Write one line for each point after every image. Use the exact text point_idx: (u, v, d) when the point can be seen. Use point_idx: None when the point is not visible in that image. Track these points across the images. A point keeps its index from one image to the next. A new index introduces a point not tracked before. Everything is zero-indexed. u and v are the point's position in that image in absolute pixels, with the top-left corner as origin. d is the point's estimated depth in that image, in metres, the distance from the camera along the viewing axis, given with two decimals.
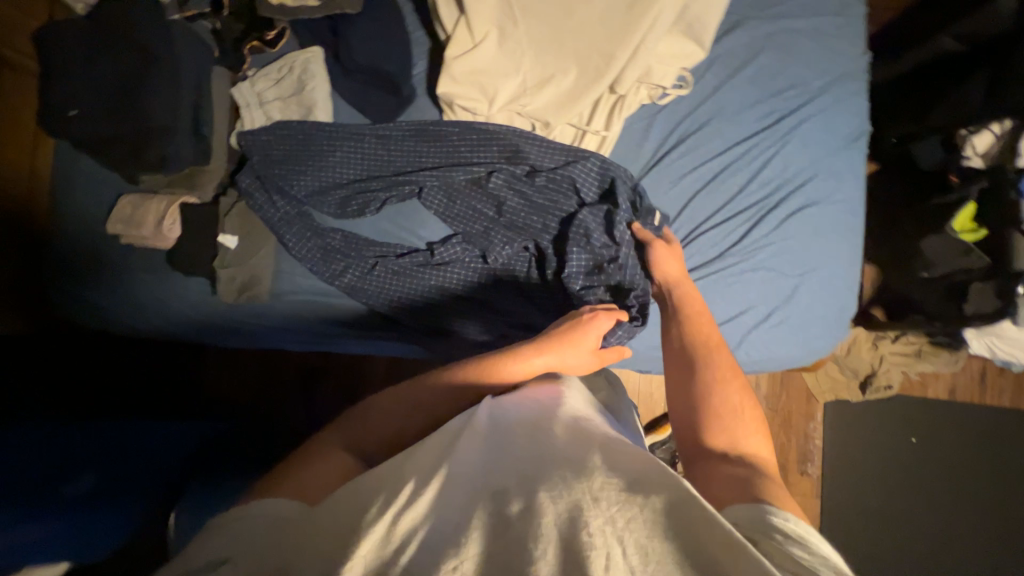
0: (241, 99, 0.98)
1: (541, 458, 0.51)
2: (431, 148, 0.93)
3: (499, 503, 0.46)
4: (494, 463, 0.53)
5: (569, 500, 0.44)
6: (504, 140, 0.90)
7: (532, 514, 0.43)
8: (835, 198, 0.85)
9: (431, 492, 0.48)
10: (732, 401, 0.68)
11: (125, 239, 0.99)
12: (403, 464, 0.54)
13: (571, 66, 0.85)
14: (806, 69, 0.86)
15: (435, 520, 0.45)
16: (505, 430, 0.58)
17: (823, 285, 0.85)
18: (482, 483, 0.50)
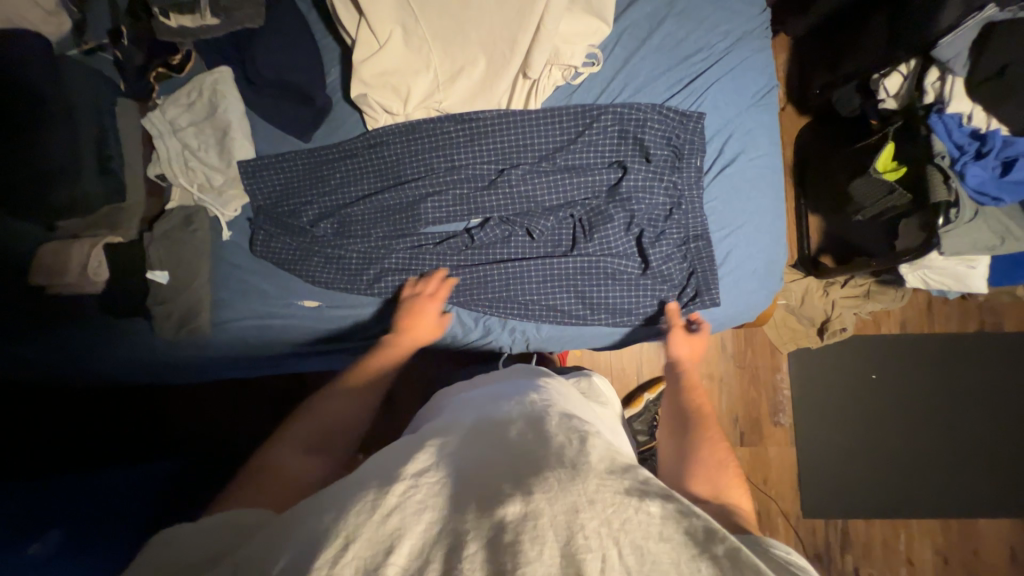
0: (152, 128, 0.94)
1: (530, 459, 0.51)
2: (432, 145, 0.89)
3: (492, 500, 0.45)
4: (483, 465, 0.52)
5: (563, 501, 0.43)
6: (503, 124, 0.87)
7: (529, 514, 0.42)
8: (753, 154, 0.86)
9: (424, 495, 0.45)
10: (717, 456, 0.66)
11: (51, 289, 0.95)
12: (385, 463, 0.51)
13: (479, 56, 0.85)
14: (712, 32, 0.87)
15: (421, 524, 0.42)
16: (494, 435, 0.57)
17: (746, 243, 0.86)
18: (473, 478, 0.49)
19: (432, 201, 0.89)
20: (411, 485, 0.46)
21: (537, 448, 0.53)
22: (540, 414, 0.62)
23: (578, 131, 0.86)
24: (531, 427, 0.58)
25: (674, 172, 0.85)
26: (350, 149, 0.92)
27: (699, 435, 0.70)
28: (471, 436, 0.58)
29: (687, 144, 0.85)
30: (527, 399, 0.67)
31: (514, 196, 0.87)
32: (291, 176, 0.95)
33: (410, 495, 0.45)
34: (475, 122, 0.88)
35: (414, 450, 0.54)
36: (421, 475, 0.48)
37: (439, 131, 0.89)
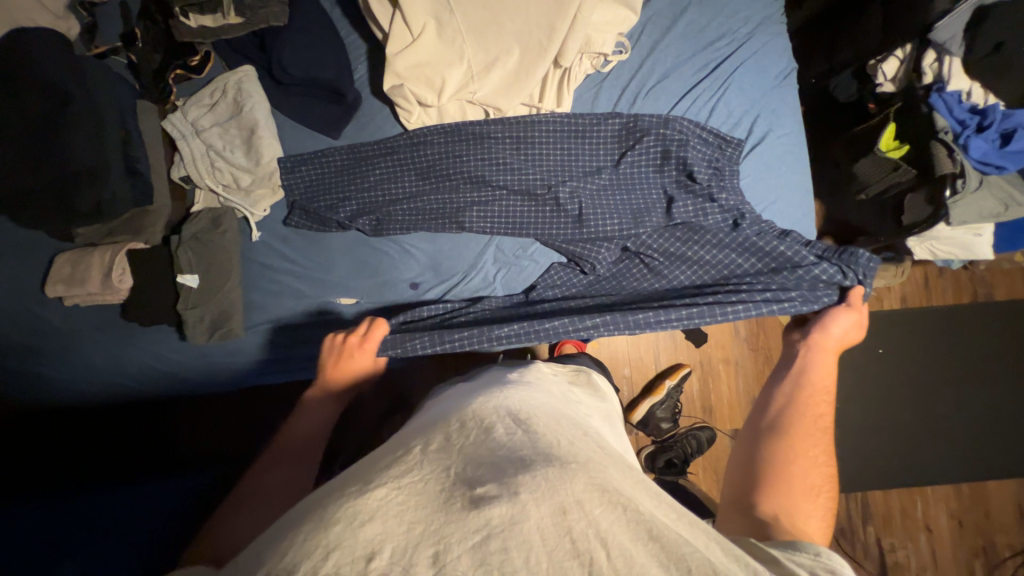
0: (173, 131, 0.92)
1: (516, 454, 0.48)
2: (474, 147, 0.89)
3: (473, 498, 0.41)
4: (449, 457, 0.48)
5: (552, 502, 0.41)
6: (547, 133, 0.89)
7: (514, 518, 0.39)
8: (780, 132, 0.89)
9: (404, 496, 0.42)
10: (808, 478, 0.63)
11: (70, 299, 0.91)
12: (365, 471, 0.49)
13: (513, 45, 0.85)
14: (732, 19, 0.90)
15: (401, 527, 0.39)
16: (468, 431, 0.54)
17: (778, 217, 0.90)
18: (451, 473, 0.46)
19: (474, 205, 0.89)
20: (390, 491, 0.43)
21: (523, 442, 0.51)
22: (526, 408, 0.61)
23: (625, 136, 0.88)
24: (518, 420, 0.57)
25: (721, 187, 0.86)
26: (391, 147, 0.92)
27: (790, 451, 0.67)
28: (446, 429, 0.55)
29: (726, 162, 0.87)
30: (506, 394, 0.64)
31: (560, 194, 0.87)
32: (327, 172, 0.94)
33: (392, 498, 0.42)
34: (520, 127, 0.89)
35: (394, 456, 0.51)
36: (398, 480, 0.44)
37: (483, 133, 0.90)
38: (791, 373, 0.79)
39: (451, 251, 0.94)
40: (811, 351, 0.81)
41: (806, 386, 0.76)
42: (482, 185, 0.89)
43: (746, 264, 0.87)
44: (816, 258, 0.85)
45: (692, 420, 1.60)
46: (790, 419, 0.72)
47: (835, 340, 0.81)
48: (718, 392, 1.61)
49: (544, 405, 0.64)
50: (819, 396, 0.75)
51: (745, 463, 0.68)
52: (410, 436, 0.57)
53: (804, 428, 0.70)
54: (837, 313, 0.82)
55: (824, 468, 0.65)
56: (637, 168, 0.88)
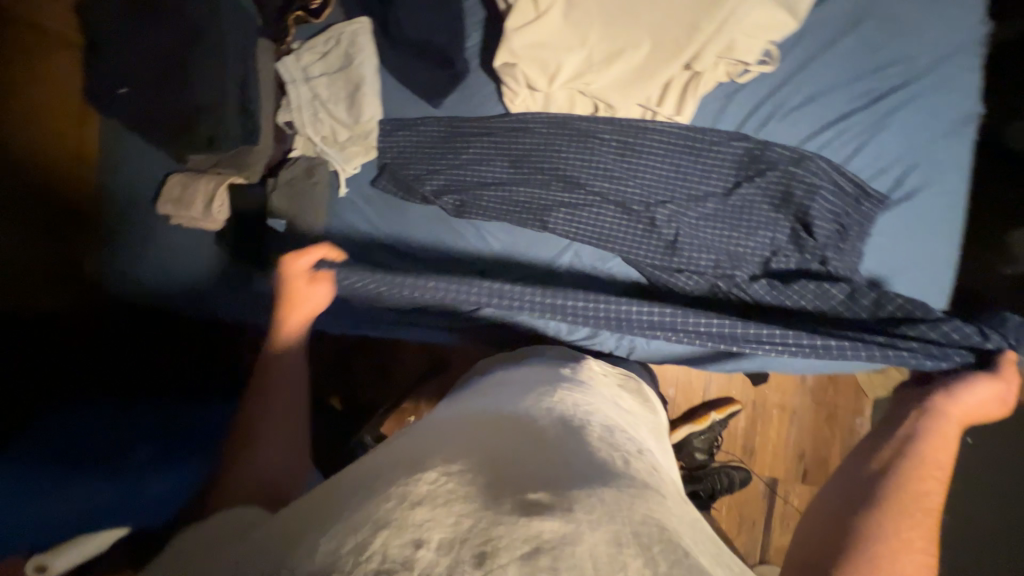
0: (285, 74, 0.93)
1: (571, 462, 0.48)
2: (577, 145, 0.84)
3: (522, 505, 0.40)
4: (499, 457, 0.48)
5: (608, 530, 0.37)
6: (658, 143, 0.82)
7: (567, 536, 0.36)
8: (936, 190, 0.75)
9: (455, 485, 0.42)
10: (896, 556, 0.57)
11: (176, 218, 0.99)
12: (418, 450, 0.51)
13: (644, 39, 0.77)
14: (917, 42, 0.75)
15: (450, 517, 0.38)
16: (520, 431, 0.54)
17: (904, 284, 0.78)
18: (498, 472, 0.45)
19: (562, 206, 0.86)
20: (443, 476, 0.44)
21: (577, 453, 0.50)
22: (580, 416, 0.60)
23: (745, 163, 0.79)
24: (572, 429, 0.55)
25: (842, 243, 0.76)
26: (489, 128, 0.89)
27: (881, 524, 0.60)
28: (496, 424, 0.56)
29: (859, 218, 0.75)
30: (560, 396, 0.64)
31: (657, 216, 0.82)
32: (423, 142, 0.93)
33: (443, 484, 0.42)
34: (631, 131, 0.83)
35: (447, 440, 0.52)
36: (450, 467, 0.45)
37: (589, 130, 0.84)
38: (897, 441, 0.71)
39: (528, 244, 0.90)
40: (929, 418, 0.71)
41: (914, 458, 0.68)
42: (575, 188, 0.85)
43: (857, 308, 0.76)
44: (947, 316, 0.75)
45: (728, 456, 1.52)
46: (887, 489, 0.65)
47: (962, 412, 0.71)
48: (765, 437, 1.51)
49: (599, 415, 0.62)
50: (928, 471, 0.66)
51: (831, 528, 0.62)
52: (462, 423, 0.58)
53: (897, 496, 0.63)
54: (974, 382, 0.71)
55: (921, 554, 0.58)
56: (750, 202, 0.78)
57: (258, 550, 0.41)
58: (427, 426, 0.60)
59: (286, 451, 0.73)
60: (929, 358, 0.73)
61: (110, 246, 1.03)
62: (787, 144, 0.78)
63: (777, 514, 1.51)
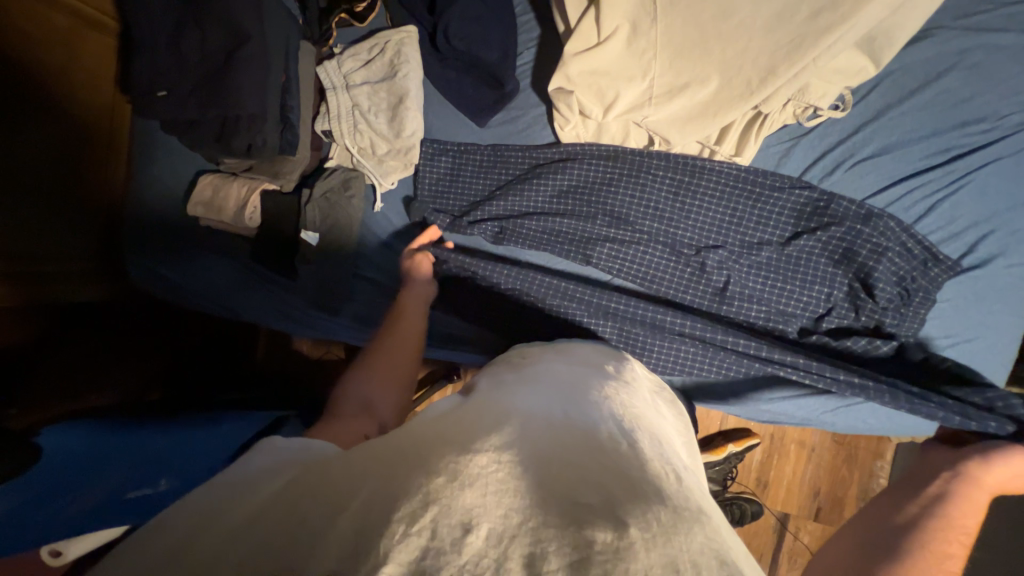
0: (326, 80, 0.91)
1: (623, 475, 0.41)
2: (628, 181, 0.80)
3: (570, 516, 0.36)
4: (551, 452, 0.44)
5: (664, 554, 0.33)
6: (715, 184, 0.78)
7: (620, 551, 0.33)
8: (1012, 260, 0.71)
9: (506, 476, 0.39)
10: None
11: (205, 221, 0.97)
12: (462, 427, 0.47)
13: (712, 75, 0.72)
14: (1010, 98, 0.69)
15: (500, 509, 0.36)
16: (574, 424, 0.48)
17: (976, 360, 0.73)
18: (549, 472, 0.41)
19: (607, 241, 0.82)
20: (493, 461, 0.41)
21: (629, 464, 0.43)
22: (630, 417, 0.53)
23: (807, 213, 0.75)
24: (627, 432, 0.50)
25: (899, 311, 0.72)
26: (537, 155, 0.86)
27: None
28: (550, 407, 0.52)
29: (924, 284, 0.71)
30: (607, 394, 0.56)
31: (708, 260, 0.78)
32: (465, 165, 0.90)
33: (491, 475, 0.39)
34: (687, 171, 0.79)
35: (495, 421, 0.47)
36: (500, 453, 0.42)
37: (643, 165, 0.80)
38: (923, 498, 0.63)
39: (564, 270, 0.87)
40: (960, 483, 0.64)
41: (938, 518, 0.60)
42: (622, 224, 0.82)
43: (908, 363, 0.73)
44: None
45: (741, 488, 1.50)
46: (911, 541, 0.57)
47: (995, 481, 0.64)
48: (780, 472, 1.48)
49: (648, 422, 0.55)
50: (949, 532, 0.59)
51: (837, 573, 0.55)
52: (507, 404, 0.52)
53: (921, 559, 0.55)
54: (1009, 452, 0.63)
55: None
56: (807, 256, 0.75)
57: (308, 485, 0.42)
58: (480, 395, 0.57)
59: (386, 423, 0.63)
60: (986, 418, 0.67)
61: (141, 243, 1.01)
62: (852, 198, 0.74)
63: (785, 549, 1.49)
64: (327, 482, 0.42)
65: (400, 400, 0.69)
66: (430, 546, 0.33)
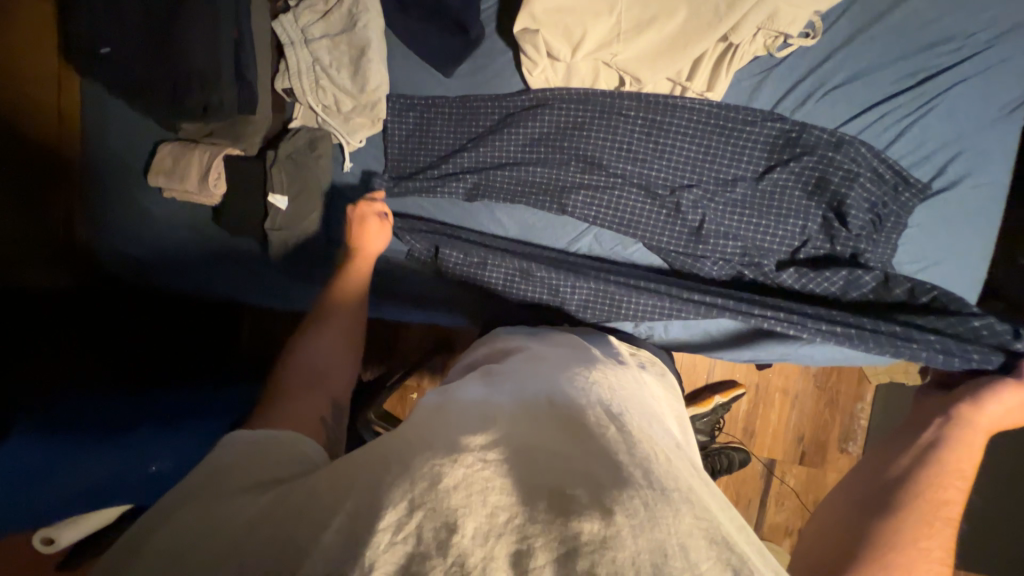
0: (283, 35, 0.86)
1: (609, 459, 0.42)
2: (600, 124, 0.79)
3: (560, 507, 0.36)
4: (534, 445, 0.44)
5: (652, 538, 0.33)
6: (687, 122, 0.77)
7: (607, 539, 0.33)
8: (980, 180, 0.71)
9: (492, 474, 0.39)
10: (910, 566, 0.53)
11: (167, 192, 0.93)
12: (448, 427, 0.47)
13: (678, 7, 0.71)
14: (977, 16, 0.69)
15: (486, 508, 0.36)
16: (558, 414, 0.49)
17: (947, 282, 0.74)
18: (540, 467, 0.40)
19: (583, 190, 0.81)
20: (479, 460, 0.40)
21: (610, 449, 0.43)
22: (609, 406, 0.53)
23: (780, 146, 0.74)
24: (612, 415, 0.50)
25: (871, 241, 0.73)
26: (507, 103, 0.84)
27: (895, 536, 0.56)
28: (531, 401, 0.52)
29: (895, 209, 0.72)
30: (587, 381, 0.57)
31: (683, 200, 0.78)
32: (436, 123, 0.88)
33: (478, 474, 0.38)
34: (659, 111, 0.77)
35: (479, 420, 0.47)
36: (487, 451, 0.41)
37: (614, 107, 0.79)
38: (918, 449, 0.66)
39: (544, 233, 0.86)
40: (956, 427, 0.67)
41: (934, 466, 0.63)
42: (597, 172, 0.80)
43: (888, 296, 0.74)
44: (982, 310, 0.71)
45: (729, 438, 1.54)
46: (908, 496, 0.60)
47: (989, 421, 0.67)
48: (766, 420, 1.52)
49: (636, 404, 0.57)
50: (943, 479, 0.62)
51: (836, 532, 0.59)
52: (485, 402, 0.52)
53: (917, 512, 0.58)
54: (999, 387, 0.67)
55: (938, 564, 0.54)
56: (780, 191, 0.75)
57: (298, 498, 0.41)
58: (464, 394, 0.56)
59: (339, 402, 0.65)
60: (959, 356, 0.69)
61: (107, 221, 0.98)
62: (824, 126, 0.73)
63: (773, 495, 1.54)
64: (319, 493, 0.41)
65: (350, 374, 0.71)
66: (415, 552, 0.33)
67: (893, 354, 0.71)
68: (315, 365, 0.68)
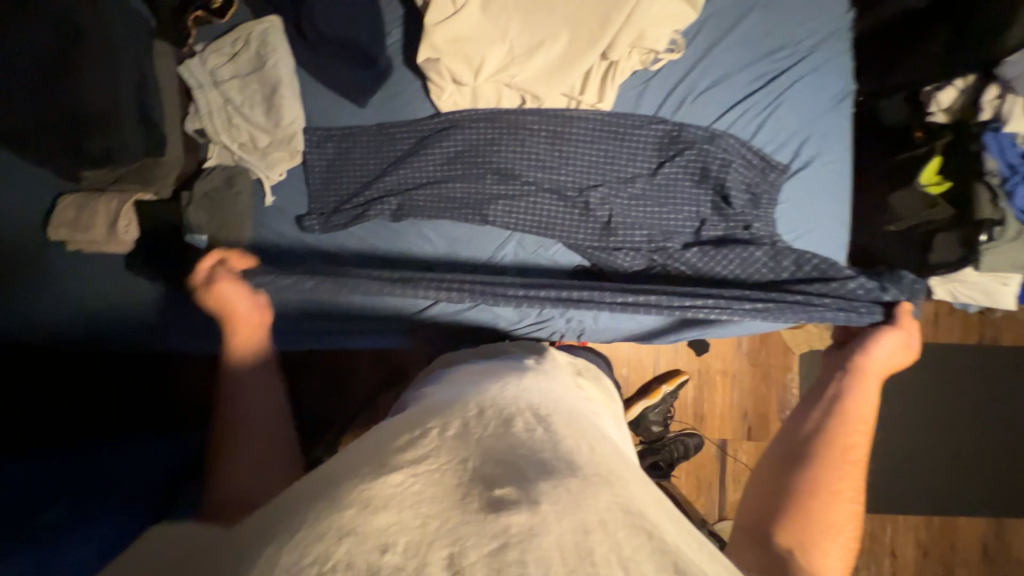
0: (190, 79, 0.87)
1: (535, 457, 0.42)
2: (509, 138, 0.86)
3: (489, 500, 0.36)
4: (460, 442, 0.44)
5: (575, 517, 0.35)
6: (585, 130, 0.85)
7: (533, 527, 0.34)
8: (827, 158, 0.85)
9: (421, 487, 0.37)
10: (828, 516, 0.62)
11: (73, 244, 0.90)
12: (376, 448, 0.44)
13: (561, 31, 0.80)
14: (799, 28, 0.84)
15: (416, 519, 0.34)
16: (491, 414, 0.50)
17: (819, 246, 0.86)
18: (469, 466, 0.40)
19: (501, 199, 0.87)
20: (407, 477, 0.38)
21: (537, 442, 0.45)
22: (540, 404, 0.55)
23: (666, 144, 0.85)
24: (539, 417, 0.51)
25: (754, 219, 0.83)
26: (421, 126, 0.89)
27: (814, 488, 0.64)
28: (456, 406, 0.52)
29: (767, 188, 0.83)
30: (520, 385, 0.59)
31: (592, 199, 0.85)
32: (356, 151, 0.91)
33: (405, 489, 0.37)
34: (559, 122, 0.85)
35: (408, 433, 0.46)
36: (417, 464, 0.40)
37: (519, 122, 0.86)
38: (826, 400, 0.75)
39: (471, 245, 0.91)
40: (852, 375, 0.77)
41: (840, 412, 0.72)
42: (513, 182, 0.87)
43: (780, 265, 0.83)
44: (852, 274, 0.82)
45: (682, 425, 1.61)
46: (820, 445, 0.69)
47: (877, 365, 0.77)
48: (712, 402, 1.61)
49: (567, 405, 0.58)
50: (849, 425, 0.70)
51: (766, 487, 0.67)
52: (420, 413, 0.52)
53: (831, 460, 0.67)
54: (879, 334, 0.78)
55: (848, 507, 0.63)
56: (672, 182, 0.84)
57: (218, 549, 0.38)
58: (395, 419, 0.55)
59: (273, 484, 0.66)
60: (843, 311, 0.79)
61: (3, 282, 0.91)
62: (699, 124, 0.85)
63: (730, 473, 1.61)
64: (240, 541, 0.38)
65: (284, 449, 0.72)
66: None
67: (788, 319, 0.79)
68: (241, 451, 0.70)
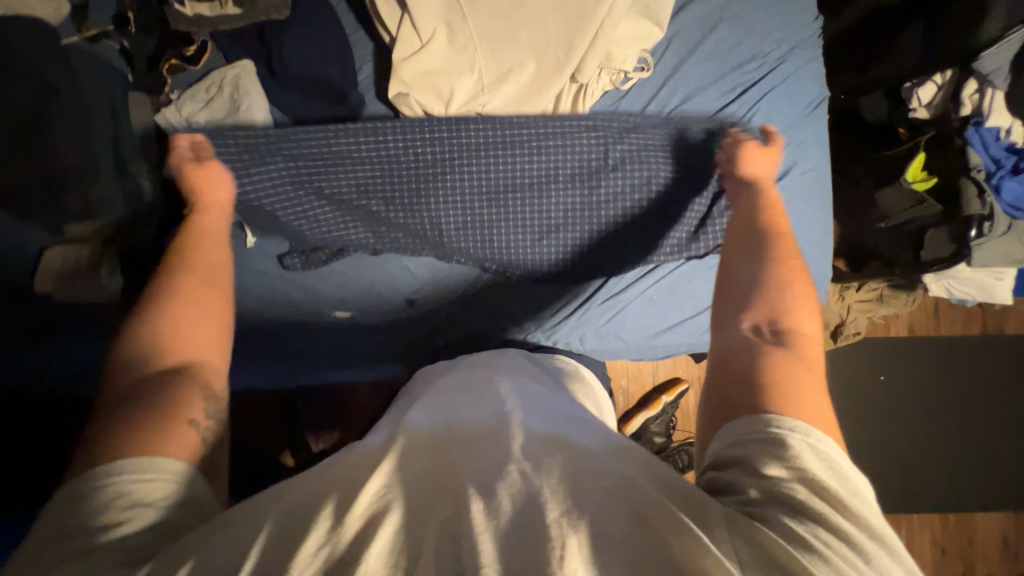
0: (167, 126, 0.87)
1: (496, 456, 0.47)
2: (455, 152, 0.82)
3: (458, 493, 0.42)
4: (433, 458, 0.48)
5: (527, 494, 0.42)
6: (533, 134, 0.81)
7: (491, 510, 0.40)
8: (805, 167, 0.84)
9: (395, 495, 0.43)
10: (789, 289, 0.61)
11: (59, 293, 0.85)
12: (360, 462, 0.49)
13: (528, 59, 0.80)
14: (767, 39, 0.84)
15: (395, 524, 0.40)
16: (457, 427, 0.53)
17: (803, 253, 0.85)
18: (439, 472, 0.46)
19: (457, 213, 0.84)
20: (384, 488, 0.44)
21: (503, 435, 0.50)
22: (514, 395, 0.60)
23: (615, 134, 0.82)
24: (505, 412, 0.55)
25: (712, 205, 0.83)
26: (381, 144, 0.82)
27: (768, 272, 0.63)
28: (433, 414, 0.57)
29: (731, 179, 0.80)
30: (498, 381, 0.64)
31: (551, 207, 0.84)
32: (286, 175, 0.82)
33: (381, 501, 0.42)
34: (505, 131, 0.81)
35: (386, 447, 0.50)
36: (393, 475, 0.45)
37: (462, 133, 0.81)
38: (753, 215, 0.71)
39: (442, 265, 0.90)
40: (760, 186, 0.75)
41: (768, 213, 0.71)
42: (466, 194, 0.83)
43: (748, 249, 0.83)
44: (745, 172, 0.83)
45: (685, 434, 1.59)
46: (771, 247, 0.66)
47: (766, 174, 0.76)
48: None
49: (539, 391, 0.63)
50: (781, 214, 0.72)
51: (724, 307, 0.62)
52: (407, 418, 0.58)
53: (783, 253, 0.65)
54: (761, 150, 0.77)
55: (803, 288, 0.62)
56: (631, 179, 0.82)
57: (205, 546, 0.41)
58: (383, 428, 0.60)
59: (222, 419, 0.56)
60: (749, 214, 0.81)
61: None
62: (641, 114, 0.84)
63: None
64: (230, 546, 0.40)
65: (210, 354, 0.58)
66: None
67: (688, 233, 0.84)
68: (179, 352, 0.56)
